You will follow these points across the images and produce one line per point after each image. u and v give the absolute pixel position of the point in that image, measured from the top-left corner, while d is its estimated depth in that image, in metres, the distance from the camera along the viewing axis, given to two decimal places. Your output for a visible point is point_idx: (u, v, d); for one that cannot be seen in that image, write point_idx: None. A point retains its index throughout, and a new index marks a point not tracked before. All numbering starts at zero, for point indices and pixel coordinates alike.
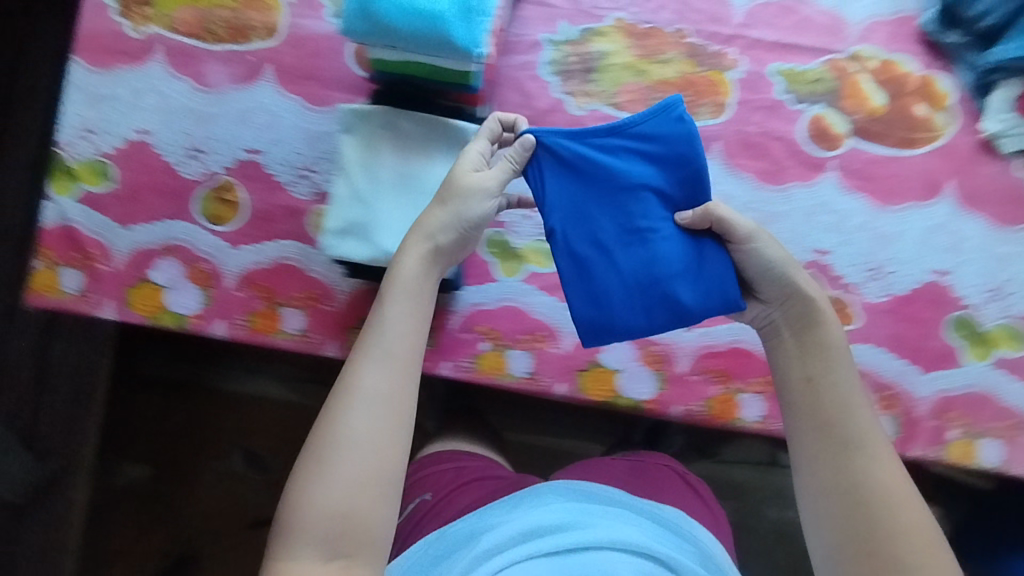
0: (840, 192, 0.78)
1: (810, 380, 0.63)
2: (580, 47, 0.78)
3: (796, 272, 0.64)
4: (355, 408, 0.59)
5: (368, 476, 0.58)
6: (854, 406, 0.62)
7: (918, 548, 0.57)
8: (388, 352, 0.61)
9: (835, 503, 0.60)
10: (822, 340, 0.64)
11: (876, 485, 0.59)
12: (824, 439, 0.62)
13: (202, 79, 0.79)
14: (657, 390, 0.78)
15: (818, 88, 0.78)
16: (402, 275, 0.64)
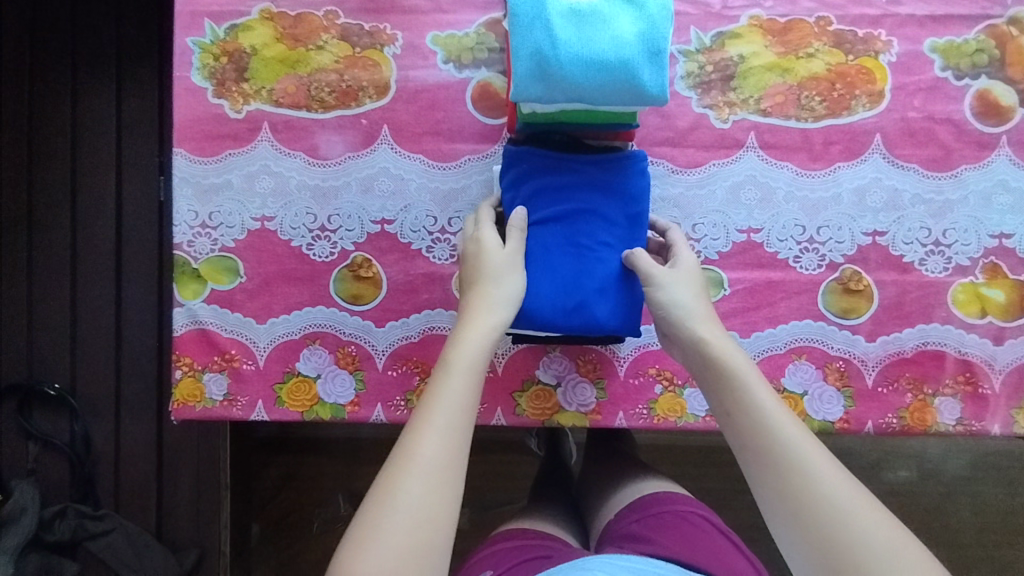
0: (1013, 167, 0.72)
1: (728, 411, 0.53)
2: (716, 54, 0.73)
3: (690, 311, 0.60)
4: (409, 488, 0.47)
5: (417, 553, 0.45)
6: (774, 416, 0.51)
7: (904, 555, 0.43)
8: (452, 421, 0.50)
9: (799, 537, 0.46)
10: (722, 366, 0.55)
11: (829, 500, 0.46)
12: (761, 460, 0.49)
13: (316, 151, 0.74)
14: (847, 408, 0.71)
15: (979, 59, 0.72)
16: (464, 342, 0.55)
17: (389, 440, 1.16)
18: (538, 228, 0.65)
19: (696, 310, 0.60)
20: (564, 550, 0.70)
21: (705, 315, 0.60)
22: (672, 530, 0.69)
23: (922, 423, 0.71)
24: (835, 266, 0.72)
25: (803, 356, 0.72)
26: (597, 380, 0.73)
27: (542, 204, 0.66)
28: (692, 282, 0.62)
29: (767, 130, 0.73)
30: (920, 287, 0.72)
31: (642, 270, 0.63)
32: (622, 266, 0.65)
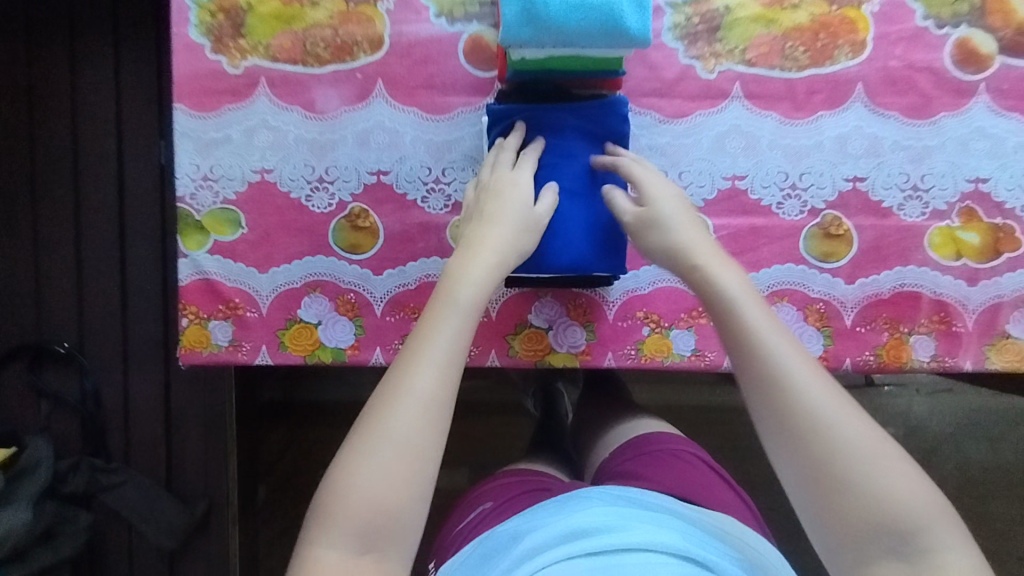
0: (993, 114, 0.73)
1: (722, 339, 0.57)
2: (702, 6, 0.74)
3: (673, 234, 0.61)
4: (401, 411, 0.51)
5: (409, 473, 0.50)
6: (779, 345, 0.53)
7: (880, 455, 0.49)
8: (445, 354, 0.53)
9: (787, 451, 0.51)
10: (718, 299, 0.57)
11: (821, 417, 0.50)
12: (754, 384, 0.53)
13: (313, 105, 0.76)
14: (826, 346, 0.75)
15: (961, 8, 0.73)
16: (460, 275, 0.56)
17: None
18: None
19: (685, 239, 0.60)
20: (561, 485, 0.74)
21: (699, 234, 0.61)
22: (664, 467, 0.72)
23: (898, 359, 0.75)
24: (816, 212, 0.75)
25: (784, 298, 0.75)
26: (587, 323, 0.76)
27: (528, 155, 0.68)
28: (675, 201, 0.63)
29: (751, 80, 0.75)
30: (898, 231, 0.74)
31: (620, 210, 0.65)
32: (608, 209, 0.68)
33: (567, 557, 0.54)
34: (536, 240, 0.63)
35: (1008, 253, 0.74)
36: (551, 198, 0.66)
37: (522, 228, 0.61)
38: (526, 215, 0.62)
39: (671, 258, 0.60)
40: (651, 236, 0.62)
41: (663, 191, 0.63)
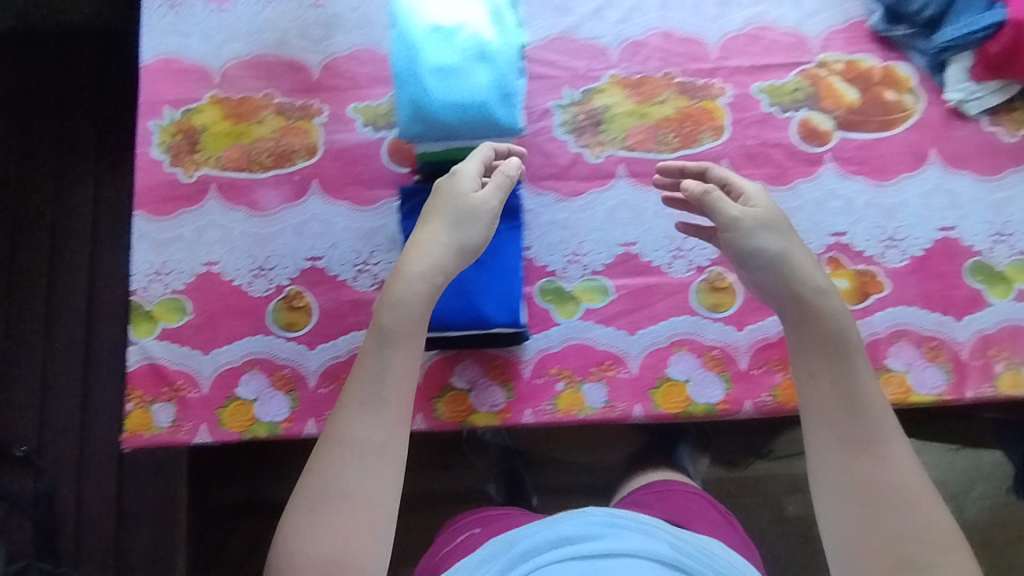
0: (840, 178, 0.85)
1: (813, 371, 0.68)
2: (585, 105, 0.88)
3: (784, 262, 0.71)
4: (349, 457, 0.62)
5: (365, 507, 0.61)
6: (867, 396, 0.66)
7: (924, 507, 0.62)
8: (377, 396, 0.64)
9: (836, 483, 0.64)
10: (825, 336, 0.68)
11: (886, 467, 0.63)
12: (830, 421, 0.66)
13: (256, 205, 0.87)
14: (727, 390, 0.81)
15: (798, 96, 0.87)
16: (391, 310, 0.66)
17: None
18: None
19: (810, 274, 0.71)
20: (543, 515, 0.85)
21: (815, 270, 0.71)
22: (670, 501, 0.84)
23: (794, 399, 0.81)
24: (701, 269, 0.84)
25: (684, 347, 0.82)
26: (505, 382, 0.82)
27: None
28: (772, 224, 0.72)
29: (634, 162, 0.87)
30: None
31: (724, 211, 0.73)
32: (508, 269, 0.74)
33: (564, 559, 0.66)
34: (476, 230, 0.70)
35: (875, 295, 0.82)
36: (500, 181, 0.70)
37: (453, 222, 0.69)
38: (463, 209, 0.70)
39: (790, 282, 0.71)
40: (765, 254, 0.71)
41: (777, 211, 0.73)
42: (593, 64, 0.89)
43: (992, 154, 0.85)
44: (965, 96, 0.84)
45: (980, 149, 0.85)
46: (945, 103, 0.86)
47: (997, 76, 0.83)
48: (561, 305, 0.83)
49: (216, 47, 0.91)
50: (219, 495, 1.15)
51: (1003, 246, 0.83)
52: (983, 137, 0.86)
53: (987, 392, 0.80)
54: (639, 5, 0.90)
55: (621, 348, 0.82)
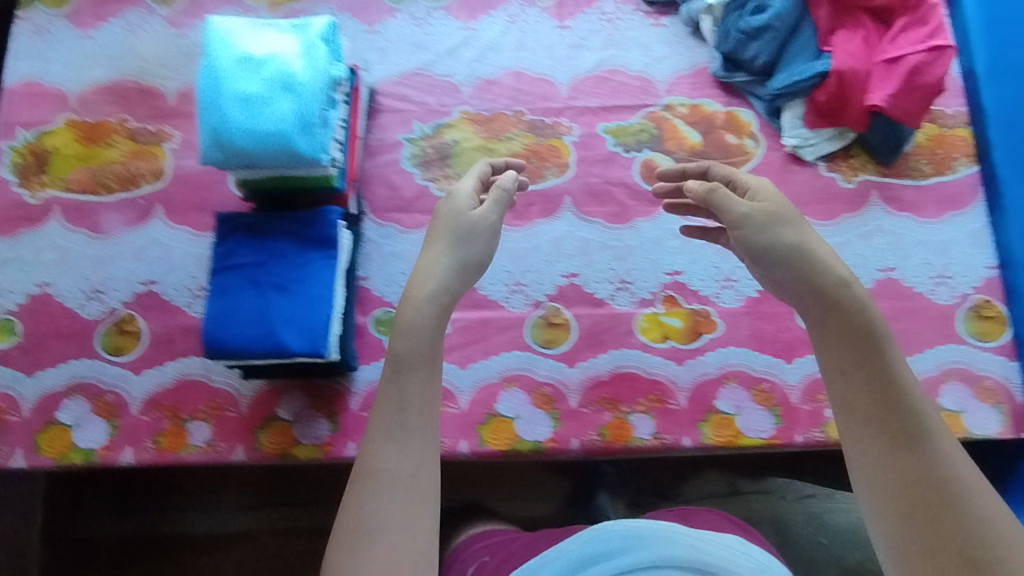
0: (680, 217, 0.86)
1: (842, 367, 0.59)
2: (434, 139, 0.89)
3: (800, 255, 0.64)
4: (380, 491, 0.57)
5: (411, 542, 0.55)
6: (908, 387, 0.57)
7: (998, 520, 0.51)
8: (403, 424, 0.59)
9: (885, 494, 0.54)
10: (853, 327, 0.60)
11: (942, 471, 0.53)
12: (869, 421, 0.56)
13: (97, 227, 0.86)
14: (554, 428, 0.80)
15: (643, 137, 0.89)
16: (405, 329, 0.63)
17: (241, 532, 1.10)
18: (233, 267, 0.71)
19: (829, 264, 0.64)
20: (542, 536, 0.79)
21: (837, 260, 0.64)
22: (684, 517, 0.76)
23: (621, 438, 0.80)
24: (538, 304, 0.84)
25: (515, 384, 0.81)
26: (331, 415, 0.80)
27: (242, 252, 0.72)
28: (788, 216, 0.67)
29: None
30: (611, 318, 0.83)
31: (731, 207, 0.68)
32: (315, 297, 0.70)
33: None
34: (477, 246, 0.69)
35: (708, 335, 0.82)
36: (498, 198, 0.71)
37: (454, 239, 0.68)
38: (462, 227, 0.69)
39: (807, 275, 0.64)
40: (779, 247, 0.65)
41: (788, 205, 0.68)
42: (444, 99, 0.90)
43: (830, 199, 0.87)
44: (800, 142, 0.86)
45: (817, 193, 0.87)
46: (784, 148, 0.88)
47: (829, 124, 0.85)
48: None
49: (75, 72, 0.92)
50: (116, 526, 1.11)
51: None
52: (821, 182, 0.87)
53: (815, 437, 0.79)
54: (494, 44, 0.92)
55: (452, 383, 0.82)
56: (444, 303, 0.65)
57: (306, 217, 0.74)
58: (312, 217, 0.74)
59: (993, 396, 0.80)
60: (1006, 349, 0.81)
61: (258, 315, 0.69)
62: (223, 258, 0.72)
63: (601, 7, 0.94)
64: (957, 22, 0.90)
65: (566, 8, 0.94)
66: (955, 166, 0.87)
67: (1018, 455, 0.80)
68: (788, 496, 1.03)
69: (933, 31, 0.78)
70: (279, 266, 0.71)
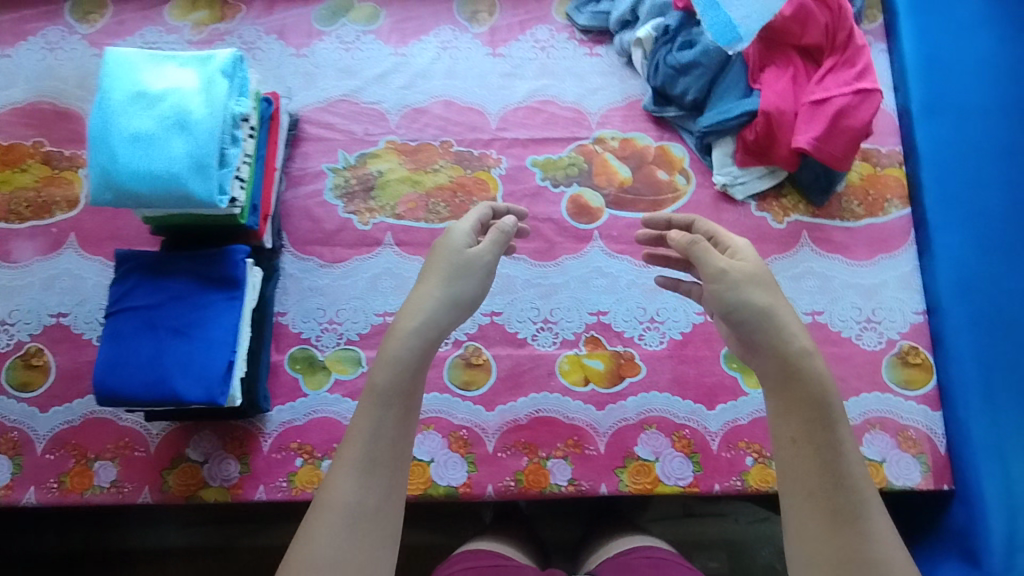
0: (606, 255, 0.84)
1: (792, 435, 0.56)
2: (359, 170, 0.87)
3: (768, 314, 0.59)
4: (333, 535, 0.52)
5: None
6: (847, 461, 0.54)
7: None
8: (365, 465, 0.55)
9: (813, 565, 0.52)
10: (808, 396, 0.56)
11: (873, 555, 0.51)
12: (808, 492, 0.54)
13: (7, 255, 0.83)
14: (469, 473, 0.78)
15: (572, 171, 0.87)
16: (382, 364, 0.58)
17: (186, 550, 1.00)
18: (131, 309, 0.69)
19: (795, 326, 0.59)
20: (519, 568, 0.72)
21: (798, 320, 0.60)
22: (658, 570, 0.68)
23: (537, 485, 0.77)
24: (459, 343, 0.82)
25: (432, 426, 0.79)
26: (241, 456, 0.77)
27: (141, 293, 0.69)
28: (761, 271, 0.61)
29: (401, 231, 0.85)
30: (532, 359, 0.82)
31: (709, 262, 0.62)
32: (213, 341, 0.67)
33: None
34: (472, 288, 0.63)
35: (630, 378, 0.81)
36: (501, 234, 0.66)
37: (449, 278, 0.62)
38: (459, 263, 0.64)
39: (769, 341, 0.58)
40: (751, 308, 0.59)
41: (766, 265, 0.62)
42: (371, 128, 0.88)
43: (761, 239, 0.85)
44: (730, 180, 0.85)
45: (748, 233, 0.85)
46: (714, 185, 0.86)
47: (760, 163, 0.84)
48: (309, 374, 0.80)
49: None
50: (55, 543, 1.01)
51: None
52: (752, 221, 0.85)
53: (733, 485, 0.78)
54: (424, 71, 0.90)
55: None
56: (428, 349, 0.60)
57: (210, 256, 0.71)
58: (215, 257, 0.71)
59: (915, 446, 0.79)
60: (931, 398, 0.80)
61: (150, 362, 0.66)
62: (120, 299, 0.69)
63: (535, 35, 0.91)
64: (895, 61, 0.89)
65: (499, 35, 0.91)
66: (888, 208, 0.86)
67: (942, 505, 0.79)
68: (742, 518, 1.03)
69: (861, 73, 0.77)
70: (177, 309, 0.69)
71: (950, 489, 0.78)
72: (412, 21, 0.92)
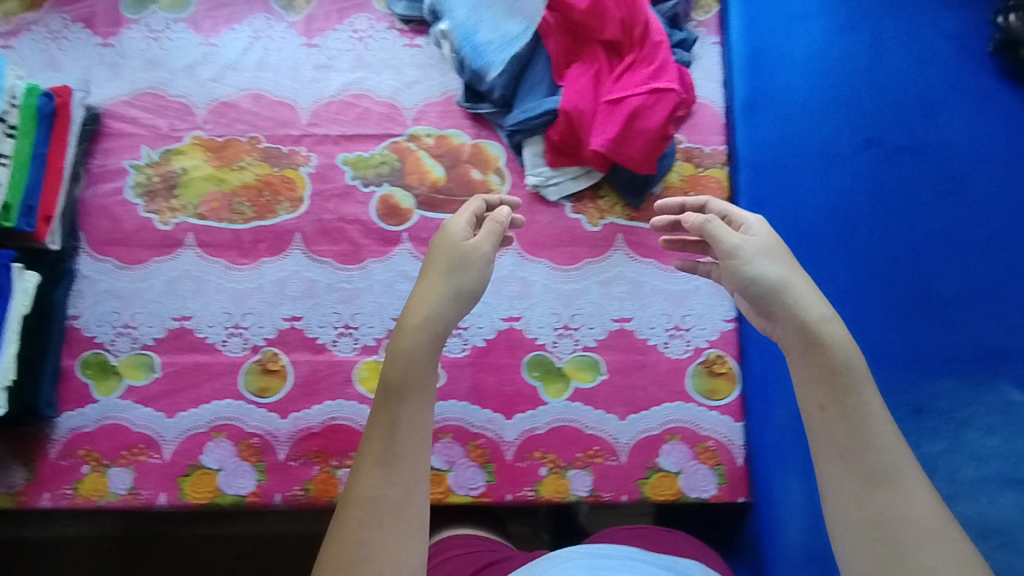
0: (411, 257, 0.82)
1: (822, 404, 0.50)
2: (162, 167, 0.84)
3: (783, 291, 0.54)
4: (365, 526, 0.48)
5: None
6: (873, 430, 0.49)
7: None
8: (395, 451, 0.50)
9: (858, 542, 0.46)
10: (832, 361, 0.51)
11: (906, 522, 0.45)
12: (845, 461, 0.48)
13: None
14: (258, 482, 0.77)
15: (383, 169, 0.84)
16: (411, 342, 0.53)
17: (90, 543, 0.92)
18: None
19: (818, 300, 0.54)
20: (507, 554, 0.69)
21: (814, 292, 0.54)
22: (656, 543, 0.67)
23: (326, 493, 0.76)
24: (256, 348, 0.80)
25: (223, 434, 0.78)
26: (27, 463, 0.77)
27: None
28: (777, 247, 0.56)
29: (203, 232, 0.83)
30: (329, 366, 0.80)
31: (722, 238, 0.57)
32: None
33: None
34: (477, 276, 0.58)
35: None
36: (495, 227, 0.61)
37: (448, 267, 0.57)
38: (456, 256, 0.59)
39: (787, 313, 0.53)
40: (763, 282, 0.55)
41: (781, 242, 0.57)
42: (176, 123, 0.85)
43: (575, 242, 0.82)
44: (542, 181, 0.81)
45: (560, 236, 0.82)
46: (528, 186, 0.82)
47: (571, 163, 0.80)
48: (100, 380, 0.79)
49: None
50: None
51: (566, 341, 0.80)
52: (566, 223, 0.82)
53: (525, 495, 0.76)
54: (235, 62, 0.86)
55: (158, 432, 0.78)
56: (443, 337, 0.55)
57: None
58: None
59: (713, 457, 0.77)
60: (733, 408, 0.78)
61: None
62: None
63: (353, 24, 0.87)
64: (724, 51, 0.84)
65: (315, 24, 0.87)
66: None
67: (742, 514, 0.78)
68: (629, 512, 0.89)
69: (655, 72, 0.73)
70: None
71: (745, 500, 0.76)
72: (225, 8, 0.88)
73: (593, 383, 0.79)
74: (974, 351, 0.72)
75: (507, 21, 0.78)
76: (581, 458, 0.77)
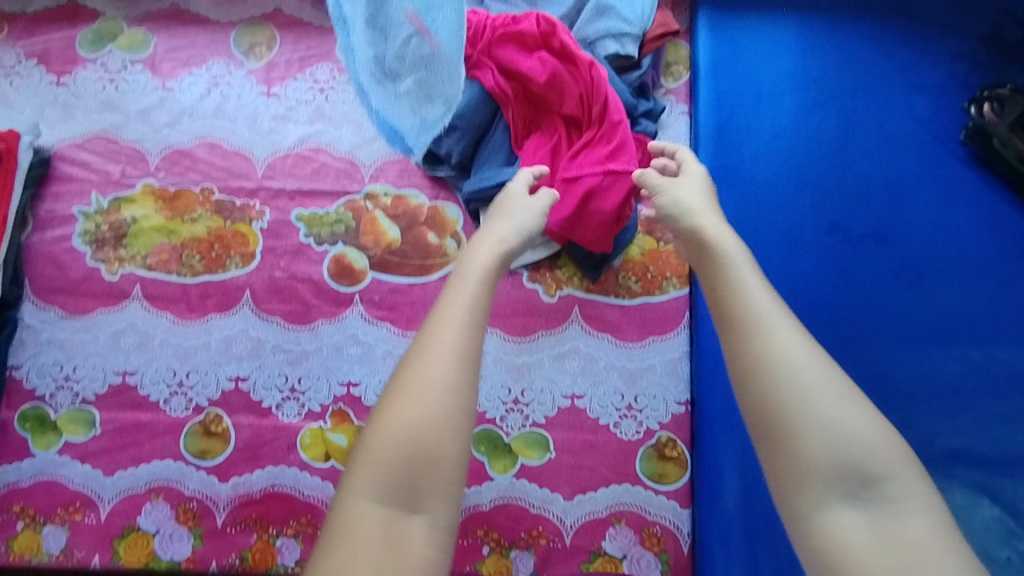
0: (362, 321, 0.79)
1: (716, 284, 0.57)
2: (111, 215, 0.82)
3: (695, 212, 0.63)
4: (432, 359, 0.51)
5: (453, 404, 0.50)
6: (748, 290, 0.55)
7: (858, 423, 0.48)
8: (469, 315, 0.54)
9: (752, 389, 0.50)
10: (719, 250, 0.59)
11: (784, 361, 0.50)
12: (728, 322, 0.54)
13: None
14: (195, 547, 0.74)
15: (338, 228, 0.82)
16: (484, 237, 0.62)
17: None
18: None
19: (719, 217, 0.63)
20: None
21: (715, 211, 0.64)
22: None
23: (262, 564, 0.74)
24: (199, 408, 0.78)
25: (162, 495, 0.76)
26: None
27: None
28: (700, 180, 0.67)
29: (151, 283, 0.81)
30: (273, 431, 0.77)
31: (650, 181, 0.68)
32: None
33: None
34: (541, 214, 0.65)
35: None
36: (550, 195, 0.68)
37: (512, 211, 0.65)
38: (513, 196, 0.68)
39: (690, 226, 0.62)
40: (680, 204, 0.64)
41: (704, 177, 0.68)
42: (128, 169, 0.83)
43: (530, 314, 0.81)
44: None
45: (516, 306, 0.81)
46: None
47: None
48: (38, 435, 0.77)
49: None
50: None
51: (516, 415, 0.78)
52: (522, 293, 0.81)
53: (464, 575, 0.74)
54: (191, 108, 0.85)
55: (94, 491, 0.76)
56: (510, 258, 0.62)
57: None
58: None
59: (659, 544, 0.74)
60: (682, 494, 0.75)
61: None
62: None
63: (315, 74, 0.86)
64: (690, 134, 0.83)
65: (275, 72, 0.86)
66: (665, 287, 0.81)
67: None
68: None
69: (612, 153, 0.73)
70: None
71: None
72: (186, 52, 0.87)
73: (541, 461, 0.77)
74: (923, 454, 0.65)
75: (424, 106, 0.81)
76: (523, 538, 0.74)
